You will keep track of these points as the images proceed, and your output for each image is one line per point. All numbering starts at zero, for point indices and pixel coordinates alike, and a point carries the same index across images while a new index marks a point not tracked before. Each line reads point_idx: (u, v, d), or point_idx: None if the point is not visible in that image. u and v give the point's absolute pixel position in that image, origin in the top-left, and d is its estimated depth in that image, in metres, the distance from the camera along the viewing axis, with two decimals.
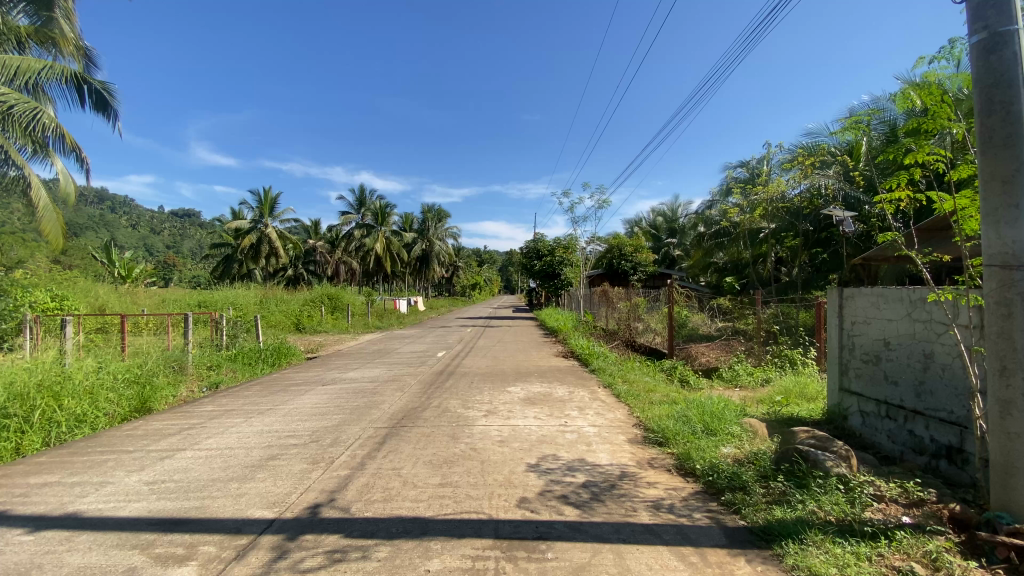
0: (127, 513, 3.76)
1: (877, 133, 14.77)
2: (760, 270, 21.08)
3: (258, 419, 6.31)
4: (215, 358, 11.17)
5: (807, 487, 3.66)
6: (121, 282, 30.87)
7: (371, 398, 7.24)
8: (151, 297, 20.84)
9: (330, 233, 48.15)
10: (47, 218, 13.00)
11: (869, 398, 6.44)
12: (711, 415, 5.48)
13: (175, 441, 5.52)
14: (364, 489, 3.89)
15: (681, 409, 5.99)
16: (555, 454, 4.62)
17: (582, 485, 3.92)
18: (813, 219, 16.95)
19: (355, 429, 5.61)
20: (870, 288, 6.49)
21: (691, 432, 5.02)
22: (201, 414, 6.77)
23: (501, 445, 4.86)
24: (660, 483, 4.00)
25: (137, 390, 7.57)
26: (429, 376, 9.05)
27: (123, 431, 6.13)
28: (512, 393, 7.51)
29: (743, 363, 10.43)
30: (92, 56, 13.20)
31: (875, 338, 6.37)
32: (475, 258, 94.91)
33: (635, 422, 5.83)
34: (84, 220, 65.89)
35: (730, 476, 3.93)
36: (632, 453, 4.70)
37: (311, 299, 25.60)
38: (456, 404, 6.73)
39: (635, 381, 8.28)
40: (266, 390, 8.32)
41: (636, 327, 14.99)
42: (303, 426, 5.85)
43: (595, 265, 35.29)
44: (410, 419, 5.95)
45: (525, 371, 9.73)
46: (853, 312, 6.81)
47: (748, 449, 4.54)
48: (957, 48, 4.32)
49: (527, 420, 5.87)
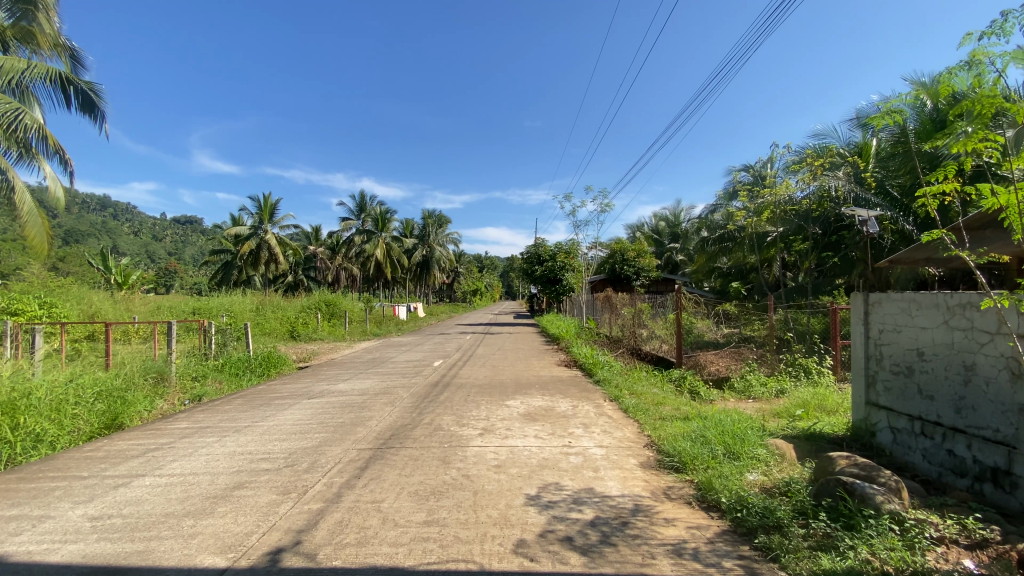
0: (58, 559, 3.22)
1: (888, 132, 14.27)
2: (766, 274, 20.17)
3: (233, 438, 5.77)
4: (200, 368, 10.62)
5: (856, 528, 3.09)
6: (117, 288, 30.33)
7: (359, 414, 6.70)
8: (146, 304, 20.34)
9: (331, 240, 47.69)
10: (31, 223, 12.50)
11: (901, 414, 5.89)
12: (731, 435, 4.86)
13: (136, 465, 4.97)
14: (336, 530, 3.34)
15: (698, 426, 5.39)
16: (558, 482, 4.07)
17: (590, 523, 3.37)
18: (823, 221, 16.00)
19: (336, 451, 5.05)
20: (900, 293, 5.94)
21: (712, 456, 4.45)
22: (174, 432, 6.25)
23: (497, 472, 4.31)
24: (680, 520, 3.45)
25: (108, 405, 7.06)
26: (423, 388, 8.51)
27: (84, 452, 5.60)
28: (511, 407, 6.94)
29: (756, 373, 9.86)
30: (78, 56, 12.81)
31: (907, 348, 5.81)
32: (476, 264, 94.23)
33: (646, 442, 5.26)
34: (85, 227, 65.53)
35: (763, 513, 3.38)
36: (645, 480, 4.14)
37: (307, 307, 24.98)
38: (450, 421, 6.18)
39: (643, 393, 7.75)
40: (248, 403, 7.78)
41: (640, 333, 14.47)
42: (280, 446, 5.31)
43: (597, 270, 34.70)
44: (397, 438, 5.40)
45: (526, 382, 9.15)
46: (881, 320, 6.25)
47: (778, 477, 4.00)
48: (1011, 21, 3.80)
49: (527, 439, 5.32)
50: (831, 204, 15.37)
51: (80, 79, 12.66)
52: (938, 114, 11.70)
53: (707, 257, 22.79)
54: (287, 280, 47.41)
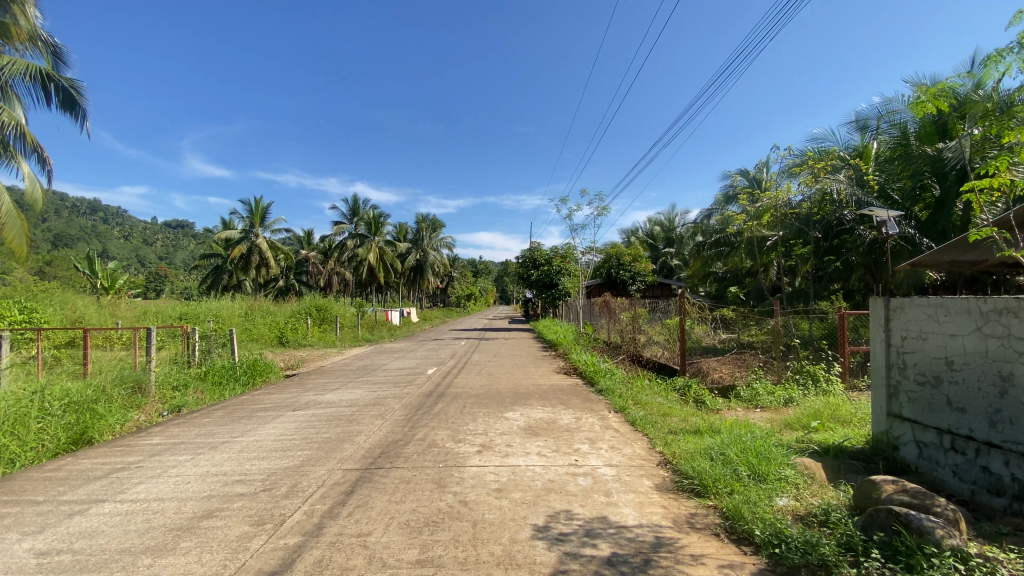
0: None
1: (889, 137, 13.99)
2: (763, 278, 19.48)
3: (208, 456, 5.29)
4: (181, 377, 10.07)
5: (917, 570, 2.69)
6: (103, 293, 29.53)
7: (346, 428, 6.24)
8: (132, 309, 19.70)
9: (323, 244, 47.10)
10: (10, 225, 11.95)
11: (927, 427, 5.50)
12: (754, 452, 4.44)
13: (97, 488, 4.47)
14: (315, 572, 2.88)
15: (715, 442, 4.96)
16: (568, 510, 3.63)
17: (607, 562, 2.94)
18: (824, 224, 15.19)
19: (319, 472, 4.59)
20: (925, 298, 5.57)
21: (736, 478, 4.03)
22: (145, 449, 5.74)
23: (498, 497, 3.87)
24: (710, 557, 3.02)
25: (76, 419, 6.52)
26: (416, 398, 8.05)
27: (45, 471, 5.10)
28: (511, 420, 6.49)
29: (762, 381, 9.45)
30: (60, 53, 12.31)
31: (934, 357, 5.43)
32: (470, 268, 93.51)
33: (659, 460, 4.83)
34: (74, 231, 64.46)
35: (805, 548, 2.96)
36: (664, 506, 3.71)
37: (298, 312, 24.41)
38: (445, 436, 5.72)
39: (648, 404, 7.32)
40: (228, 416, 7.27)
41: (639, 339, 14.10)
42: (258, 467, 4.84)
43: (592, 275, 34.33)
44: (387, 457, 4.94)
45: (524, 392, 8.71)
46: (904, 326, 5.87)
47: (813, 503, 3.59)
48: None
49: (529, 458, 4.88)
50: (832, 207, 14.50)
51: (61, 76, 12.16)
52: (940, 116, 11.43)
53: (702, 262, 22.55)
54: (279, 284, 46.75)
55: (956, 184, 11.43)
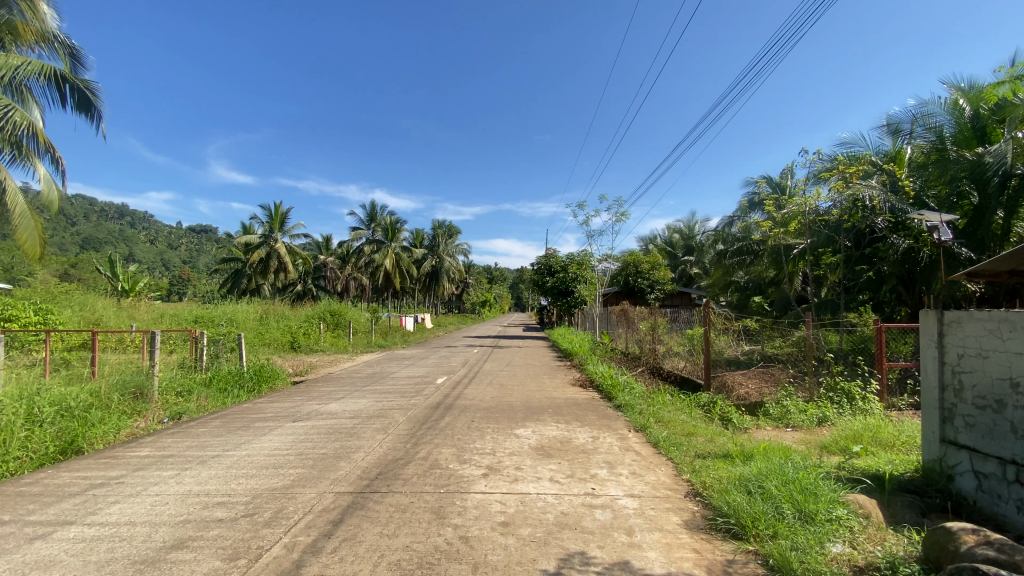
0: None
1: (923, 141, 12.94)
2: (787, 288, 18.58)
3: (193, 473, 4.90)
4: (186, 383, 9.79)
5: None
6: (123, 296, 29.60)
7: (345, 442, 5.84)
8: (149, 311, 19.63)
9: (341, 250, 47.17)
10: (22, 224, 11.80)
11: (988, 456, 4.88)
12: (799, 484, 3.86)
13: (68, 508, 4.10)
14: None
15: (751, 470, 4.38)
16: (583, 553, 3.14)
17: None
18: (856, 232, 13.98)
19: (309, 495, 4.17)
20: (985, 312, 4.95)
21: (779, 518, 3.50)
22: (131, 462, 5.36)
23: (503, 534, 3.39)
24: None
25: (65, 428, 6.17)
26: (422, 411, 7.63)
27: (23, 484, 4.76)
28: (522, 439, 6.02)
29: (792, 397, 8.82)
30: (78, 55, 12.29)
31: (996, 378, 4.81)
32: (485, 276, 93.40)
33: (686, 491, 4.29)
34: (102, 235, 65.94)
35: None
36: (695, 551, 3.20)
37: (311, 316, 24.22)
38: (449, 455, 5.26)
39: (671, 422, 6.78)
40: (225, 426, 6.90)
41: (658, 350, 13.52)
42: (243, 487, 4.43)
43: (609, 282, 33.59)
44: (385, 479, 4.51)
45: (537, 406, 8.21)
46: (960, 343, 5.25)
47: (874, 554, 3.04)
48: None
49: (540, 484, 4.39)
50: (864, 214, 13.33)
51: (76, 78, 12.06)
52: (976, 120, 11.76)
53: (723, 271, 22.23)
54: (296, 289, 46.94)
55: (997, 191, 10.46)
